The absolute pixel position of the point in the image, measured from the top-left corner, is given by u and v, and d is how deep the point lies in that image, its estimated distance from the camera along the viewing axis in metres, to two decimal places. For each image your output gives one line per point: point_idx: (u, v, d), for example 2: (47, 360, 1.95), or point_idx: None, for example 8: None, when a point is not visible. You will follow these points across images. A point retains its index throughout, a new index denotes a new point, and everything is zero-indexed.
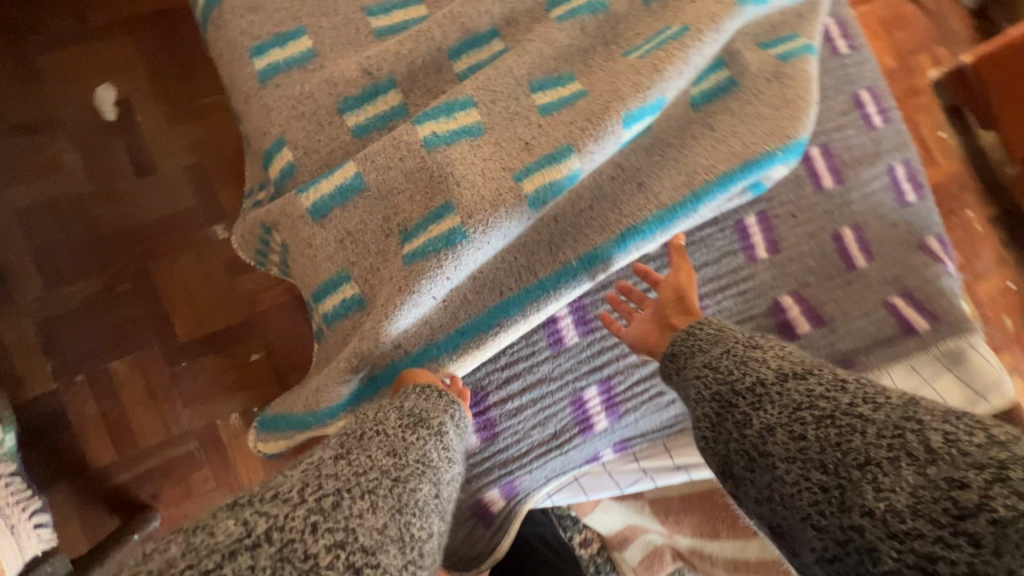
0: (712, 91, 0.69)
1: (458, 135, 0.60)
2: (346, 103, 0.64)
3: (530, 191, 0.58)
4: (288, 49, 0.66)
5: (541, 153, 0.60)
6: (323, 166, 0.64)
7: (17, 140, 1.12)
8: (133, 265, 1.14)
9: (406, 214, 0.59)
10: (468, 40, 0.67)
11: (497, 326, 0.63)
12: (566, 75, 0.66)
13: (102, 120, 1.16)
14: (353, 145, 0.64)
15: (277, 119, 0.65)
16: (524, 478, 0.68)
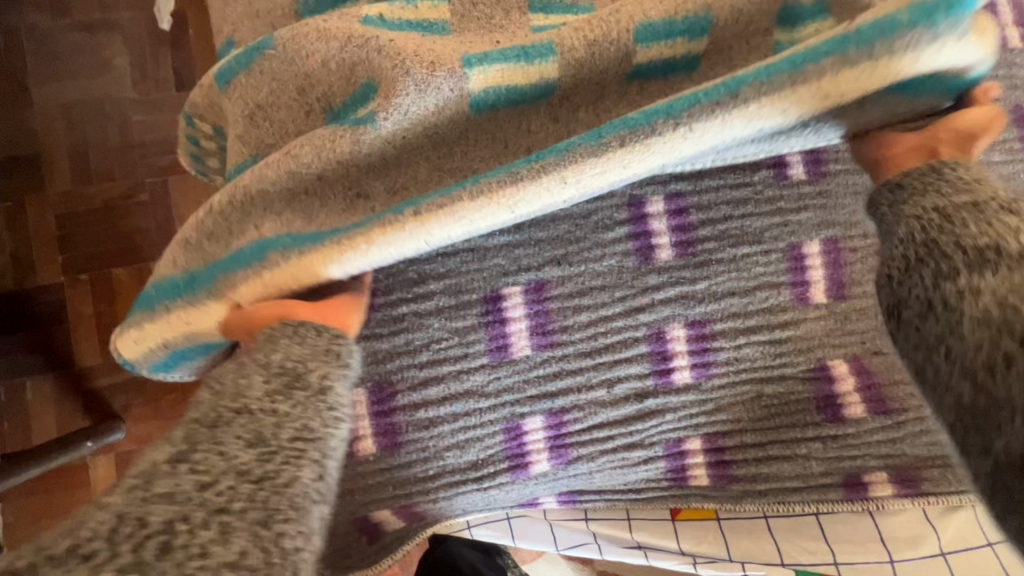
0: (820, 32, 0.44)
1: (412, 27, 0.48)
2: (306, 4, 0.52)
3: (480, 89, 0.45)
4: None
5: (513, 46, 0.45)
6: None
7: (79, 36, 1.13)
8: (154, 176, 1.12)
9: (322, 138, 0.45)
10: None
11: (377, 225, 0.42)
12: (583, 6, 0.52)
13: (155, 27, 1.15)
14: None
15: (232, 17, 0.55)
16: (425, 507, 0.54)
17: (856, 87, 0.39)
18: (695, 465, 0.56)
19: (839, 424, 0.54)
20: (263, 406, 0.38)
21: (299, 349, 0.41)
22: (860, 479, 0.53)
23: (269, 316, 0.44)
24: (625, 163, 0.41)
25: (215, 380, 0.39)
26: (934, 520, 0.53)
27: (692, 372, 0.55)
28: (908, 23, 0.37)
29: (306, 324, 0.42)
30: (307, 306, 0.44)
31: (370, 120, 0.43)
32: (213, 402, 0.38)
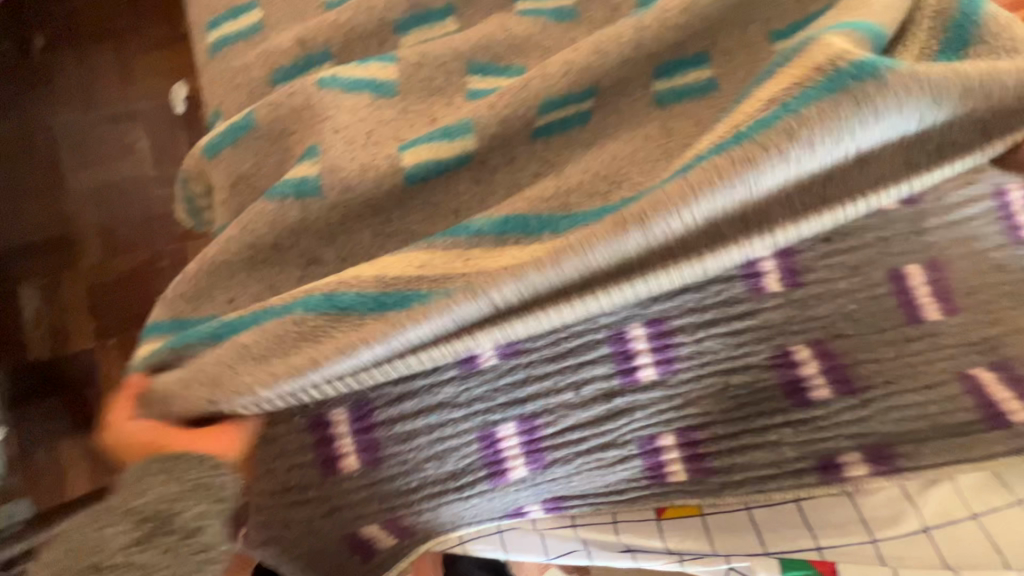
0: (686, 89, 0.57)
1: (360, 86, 0.58)
2: (278, 74, 0.60)
3: (406, 161, 0.54)
4: (240, 25, 0.65)
5: (436, 128, 0.56)
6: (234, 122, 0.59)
7: (108, 129, 1.27)
8: (174, 244, 1.22)
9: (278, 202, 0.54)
10: (417, 14, 0.63)
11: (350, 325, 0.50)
12: (515, 67, 0.60)
13: (171, 113, 1.28)
14: None
15: (218, 93, 0.63)
16: (412, 520, 0.56)
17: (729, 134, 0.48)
18: (671, 461, 0.57)
19: (806, 408, 0.55)
20: (128, 558, 0.45)
21: (169, 488, 0.48)
22: (836, 460, 0.53)
23: (143, 438, 0.51)
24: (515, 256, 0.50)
25: (144, 481, 0.48)
26: (915, 496, 0.52)
27: (657, 368, 0.57)
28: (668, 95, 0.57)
29: (185, 458, 0.49)
30: (204, 443, 0.51)
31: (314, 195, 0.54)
32: (132, 508, 0.47)
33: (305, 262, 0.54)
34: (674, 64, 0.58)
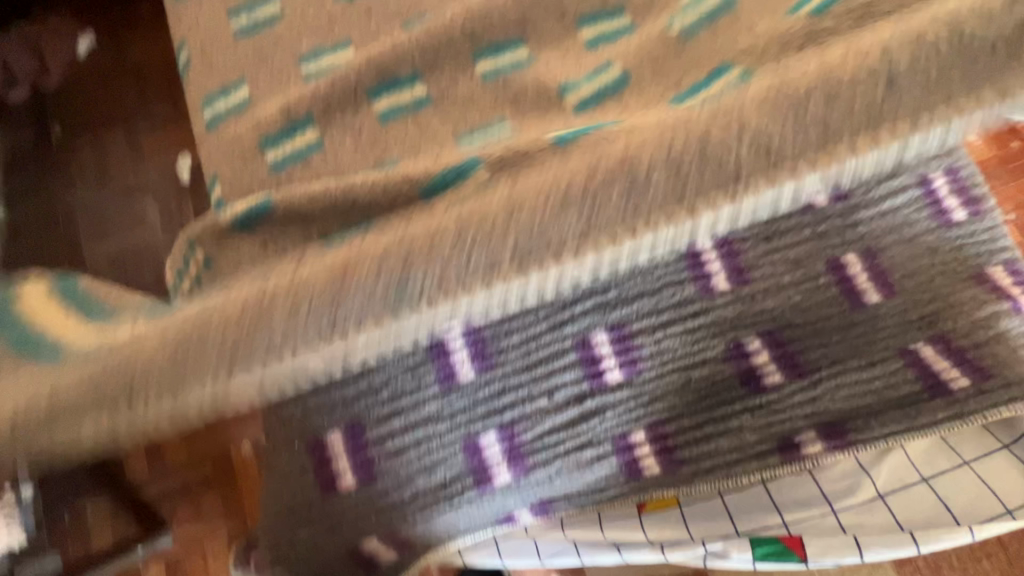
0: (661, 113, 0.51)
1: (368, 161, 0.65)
2: (266, 139, 0.69)
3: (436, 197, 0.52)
4: (230, 98, 0.73)
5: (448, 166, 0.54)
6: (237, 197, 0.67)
7: (116, 201, 1.33)
8: None
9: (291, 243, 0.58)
10: (388, 82, 0.70)
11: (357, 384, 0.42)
12: (495, 121, 0.66)
13: (174, 180, 1.35)
14: (267, 177, 0.68)
15: (214, 159, 0.71)
16: (408, 531, 0.60)
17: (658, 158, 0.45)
18: (643, 455, 0.61)
19: (760, 393, 0.60)
20: None
21: None
22: (793, 440, 0.58)
23: None
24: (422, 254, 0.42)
25: None
26: (869, 467, 0.57)
27: (621, 370, 0.62)
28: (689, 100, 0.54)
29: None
30: None
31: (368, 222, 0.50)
32: None
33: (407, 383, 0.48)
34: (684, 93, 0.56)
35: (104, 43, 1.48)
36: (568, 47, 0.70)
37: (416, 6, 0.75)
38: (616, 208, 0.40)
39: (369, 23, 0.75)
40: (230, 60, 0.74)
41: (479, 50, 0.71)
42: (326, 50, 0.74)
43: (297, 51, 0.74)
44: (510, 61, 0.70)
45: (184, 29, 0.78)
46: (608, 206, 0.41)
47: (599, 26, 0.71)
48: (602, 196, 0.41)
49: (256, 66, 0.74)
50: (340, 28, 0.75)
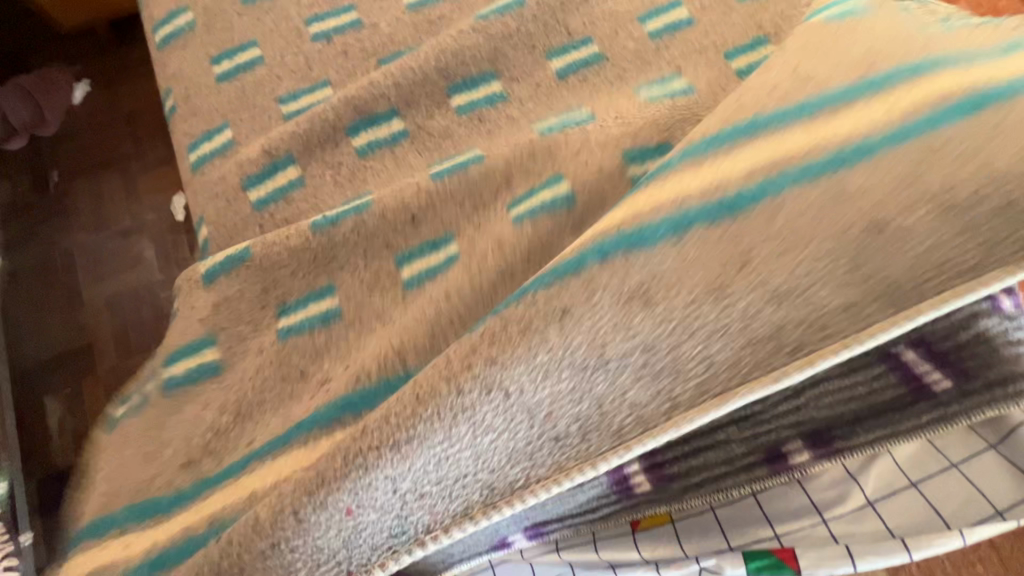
0: (614, 243, 0.49)
1: (346, 213, 0.65)
2: (249, 180, 0.71)
3: (407, 274, 0.63)
4: (213, 141, 0.75)
5: (422, 240, 0.64)
6: (225, 239, 0.70)
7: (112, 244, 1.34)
8: None
9: (285, 290, 0.65)
10: (367, 118, 0.72)
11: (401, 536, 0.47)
12: (474, 154, 0.67)
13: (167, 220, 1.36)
14: (252, 217, 0.70)
15: (200, 201, 0.73)
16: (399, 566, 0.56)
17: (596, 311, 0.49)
18: (635, 474, 0.60)
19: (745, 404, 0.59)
20: None
21: None
22: (781, 450, 0.57)
23: None
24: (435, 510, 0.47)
25: None
26: (856, 474, 0.57)
27: None
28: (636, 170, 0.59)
29: None
30: None
31: (332, 291, 0.64)
32: None
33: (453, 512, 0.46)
34: (642, 150, 0.60)
35: (97, 86, 1.49)
36: (540, 79, 0.72)
37: (391, 43, 0.77)
38: (557, 391, 0.45)
39: (346, 61, 0.77)
40: (212, 104, 0.77)
41: (455, 84, 0.73)
42: (305, 90, 0.76)
43: (277, 92, 0.76)
44: (485, 94, 0.73)
45: (168, 74, 0.80)
46: (552, 393, 0.46)
47: (570, 54, 0.73)
48: (552, 387, 0.46)
49: (237, 109, 0.76)
50: (317, 68, 0.77)
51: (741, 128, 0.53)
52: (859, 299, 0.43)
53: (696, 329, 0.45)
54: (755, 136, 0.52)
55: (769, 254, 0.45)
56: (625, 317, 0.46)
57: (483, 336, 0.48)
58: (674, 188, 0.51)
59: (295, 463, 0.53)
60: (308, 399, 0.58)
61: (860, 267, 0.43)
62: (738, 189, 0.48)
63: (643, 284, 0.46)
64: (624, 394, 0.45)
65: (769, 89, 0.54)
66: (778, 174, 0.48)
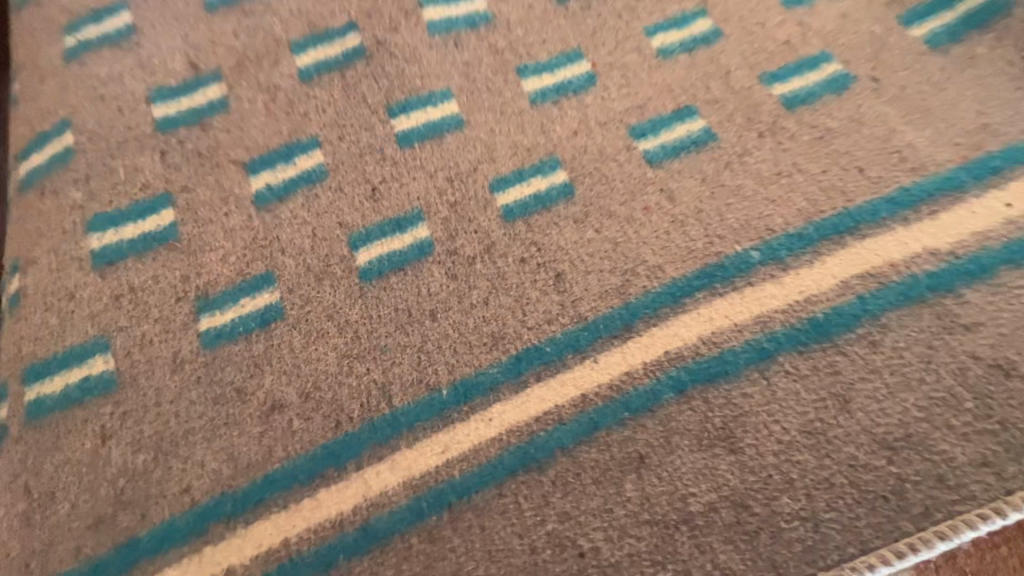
0: (714, 364, 0.44)
1: (295, 183, 0.52)
2: (159, 91, 0.56)
3: (363, 262, 0.50)
4: (104, 26, 0.59)
5: (384, 216, 0.51)
6: (105, 157, 0.54)
7: None
8: None
9: (210, 276, 0.50)
10: (316, 36, 0.57)
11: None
12: (439, 92, 0.54)
13: None
14: (149, 136, 0.54)
15: (71, 100, 0.56)
16: None
17: (658, 349, 0.45)
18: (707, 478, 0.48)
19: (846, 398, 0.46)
20: None
21: None
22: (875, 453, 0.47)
23: None
24: None
25: None
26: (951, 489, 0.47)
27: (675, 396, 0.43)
28: (669, 154, 0.50)
29: None
30: None
31: (271, 282, 0.50)
32: None
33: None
34: (653, 122, 0.51)
35: None
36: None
37: None
38: (637, 554, 0.40)
39: None
40: None
41: None
42: None
43: None
44: (467, 12, 0.57)
45: None
46: (630, 554, 0.40)
47: None
48: (635, 543, 0.40)
49: None
50: None
51: (869, 211, 0.46)
52: (992, 454, 0.39)
53: (797, 484, 0.40)
54: (892, 226, 0.46)
55: (876, 393, 0.42)
56: (710, 465, 0.41)
57: (556, 482, 0.42)
58: (798, 285, 0.45)
59: (276, 538, 0.42)
60: (256, 434, 0.45)
61: (965, 417, 0.40)
62: (881, 287, 0.44)
63: (739, 415, 0.42)
64: (711, 569, 0.39)
65: (890, 148, 0.48)
66: (924, 274, 0.44)
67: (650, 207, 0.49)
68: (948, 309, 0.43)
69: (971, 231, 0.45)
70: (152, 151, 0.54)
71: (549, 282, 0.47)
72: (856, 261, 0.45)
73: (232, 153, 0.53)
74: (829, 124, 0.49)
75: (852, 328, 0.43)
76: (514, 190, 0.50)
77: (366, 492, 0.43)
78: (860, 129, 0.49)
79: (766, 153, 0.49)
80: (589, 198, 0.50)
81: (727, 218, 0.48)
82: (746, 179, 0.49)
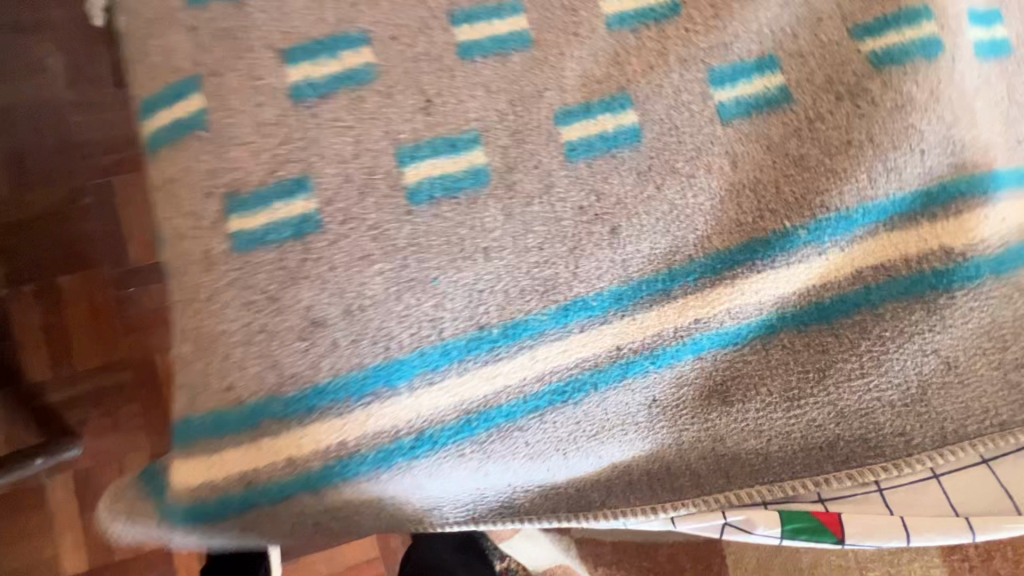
0: (726, 333, 0.48)
1: (338, 82, 0.47)
2: None
3: (412, 182, 0.46)
4: None
5: (439, 134, 0.47)
6: (145, 39, 0.49)
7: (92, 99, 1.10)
8: (97, 179, 1.08)
9: (243, 177, 0.46)
10: None
11: (459, 476, 0.49)
12: (508, 4, 0.50)
13: (82, 26, 1.11)
14: (183, 15, 0.49)
15: None
16: (432, 482, 0.48)
17: (685, 314, 0.47)
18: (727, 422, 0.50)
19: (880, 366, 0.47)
20: None
21: None
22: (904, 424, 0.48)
23: None
24: (492, 475, 0.49)
25: None
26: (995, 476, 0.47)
27: (691, 355, 0.48)
28: (743, 109, 0.48)
29: None
30: None
31: (305, 189, 0.46)
32: None
33: (506, 474, 0.50)
34: (734, 70, 0.49)
35: None
36: None
37: None
38: (630, 455, 0.50)
39: None
40: None
41: None
42: None
43: None
44: None
45: None
46: (626, 454, 0.50)
47: None
48: (627, 449, 0.50)
49: None
50: None
51: (910, 201, 0.47)
52: (914, 428, 0.47)
53: (762, 427, 0.49)
54: (920, 219, 0.47)
55: (853, 370, 0.47)
56: (701, 408, 0.49)
57: (576, 411, 0.48)
58: (822, 268, 0.47)
59: (332, 438, 0.45)
60: (299, 349, 0.45)
61: (921, 403, 0.47)
62: (888, 280, 0.47)
63: (733, 375, 0.49)
64: (682, 473, 0.50)
65: (960, 143, 0.47)
66: (931, 271, 0.47)
67: (714, 168, 0.47)
68: (941, 307, 0.47)
69: (980, 234, 0.47)
70: (184, 31, 0.48)
71: (605, 236, 0.47)
72: (887, 247, 0.47)
73: (271, 39, 0.48)
74: (917, 94, 0.47)
75: (851, 315, 0.47)
76: (584, 126, 0.48)
77: (421, 410, 0.46)
78: (936, 109, 0.47)
79: (834, 126, 0.48)
80: (656, 146, 0.48)
81: (782, 192, 0.47)
82: (811, 150, 0.47)
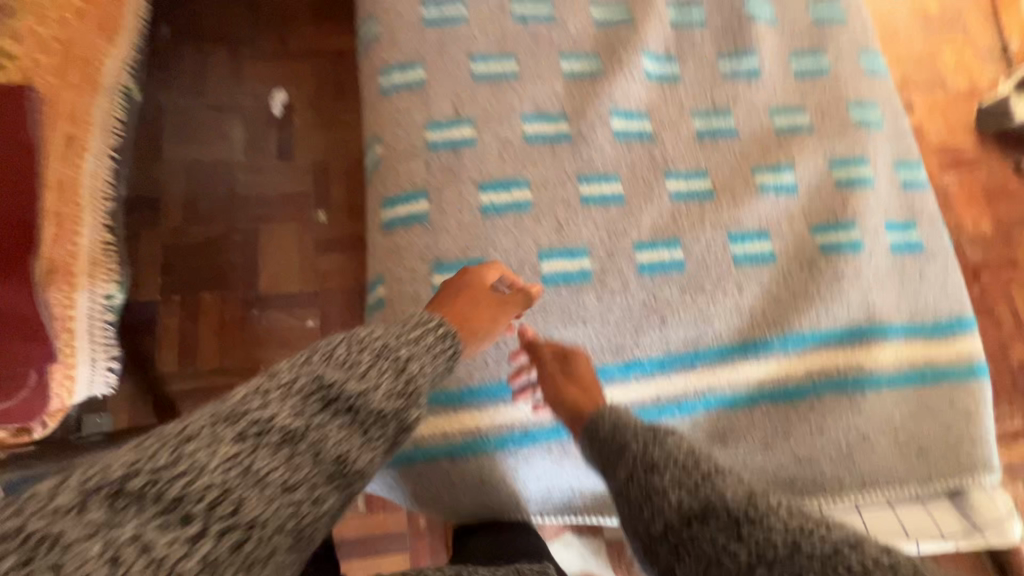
0: (727, 397, 0.75)
1: (509, 206, 0.79)
2: (431, 124, 0.83)
3: (544, 272, 0.76)
4: (403, 73, 0.86)
5: (563, 245, 0.78)
6: (393, 162, 0.81)
7: (259, 164, 1.44)
8: (248, 224, 1.40)
9: (444, 253, 0.76)
10: (540, 116, 0.85)
11: (543, 467, 0.73)
12: (612, 176, 0.83)
13: (264, 112, 1.49)
14: (422, 153, 0.81)
15: (377, 120, 0.85)
16: (525, 467, 0.72)
17: (701, 380, 0.75)
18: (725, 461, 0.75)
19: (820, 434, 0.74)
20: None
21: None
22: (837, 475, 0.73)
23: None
24: (563, 472, 0.73)
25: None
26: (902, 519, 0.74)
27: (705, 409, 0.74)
28: (745, 260, 0.79)
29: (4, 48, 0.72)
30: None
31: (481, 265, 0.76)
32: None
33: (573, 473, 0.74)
34: (743, 235, 0.80)
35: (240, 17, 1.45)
36: (684, 134, 0.86)
37: (574, 40, 0.90)
38: None
39: (533, 44, 0.89)
40: (412, 41, 0.87)
41: (620, 112, 0.86)
42: (493, 57, 0.87)
43: (471, 49, 0.87)
44: (639, 128, 0.86)
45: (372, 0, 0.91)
46: None
47: (713, 121, 0.87)
48: None
49: (431, 52, 0.87)
50: (508, 38, 0.88)
51: (840, 331, 0.77)
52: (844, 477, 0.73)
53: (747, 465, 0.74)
54: (846, 344, 0.77)
55: (806, 433, 0.74)
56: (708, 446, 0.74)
57: None
58: (785, 365, 0.76)
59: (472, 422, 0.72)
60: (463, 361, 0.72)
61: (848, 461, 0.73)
62: (826, 378, 0.75)
63: (731, 427, 0.74)
64: None
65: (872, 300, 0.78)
66: (853, 377, 0.75)
67: (727, 292, 0.78)
68: (860, 400, 0.75)
69: (879, 359, 0.76)
70: (421, 163, 0.81)
71: (656, 323, 0.76)
72: (825, 358, 0.76)
73: (473, 176, 0.80)
74: (849, 268, 0.79)
75: (805, 398, 0.75)
76: (650, 254, 0.79)
77: (529, 414, 0.73)
78: (857, 279, 0.79)
79: (799, 279, 0.79)
80: (694, 273, 0.78)
81: (765, 314, 0.77)
82: (784, 291, 0.78)
